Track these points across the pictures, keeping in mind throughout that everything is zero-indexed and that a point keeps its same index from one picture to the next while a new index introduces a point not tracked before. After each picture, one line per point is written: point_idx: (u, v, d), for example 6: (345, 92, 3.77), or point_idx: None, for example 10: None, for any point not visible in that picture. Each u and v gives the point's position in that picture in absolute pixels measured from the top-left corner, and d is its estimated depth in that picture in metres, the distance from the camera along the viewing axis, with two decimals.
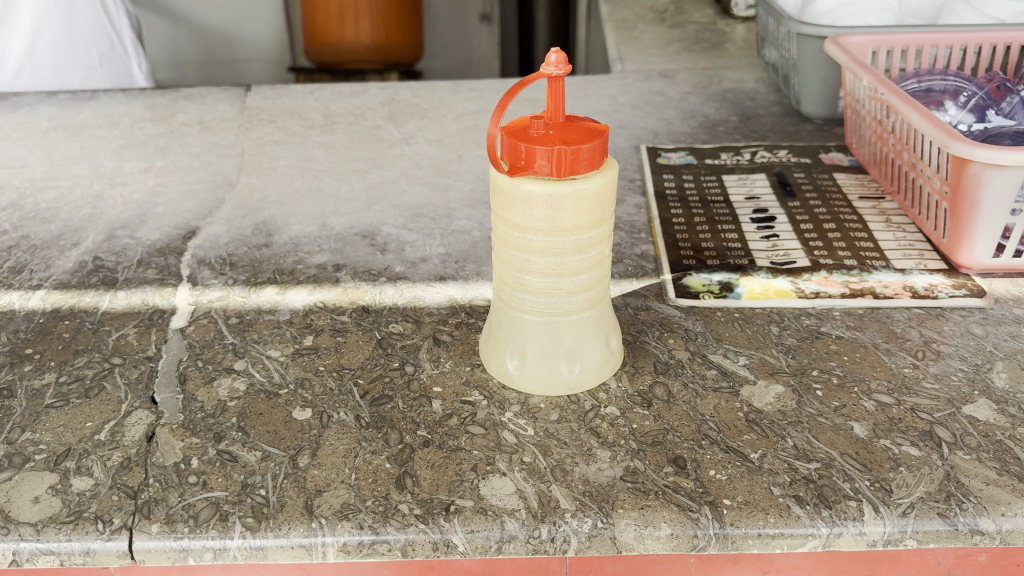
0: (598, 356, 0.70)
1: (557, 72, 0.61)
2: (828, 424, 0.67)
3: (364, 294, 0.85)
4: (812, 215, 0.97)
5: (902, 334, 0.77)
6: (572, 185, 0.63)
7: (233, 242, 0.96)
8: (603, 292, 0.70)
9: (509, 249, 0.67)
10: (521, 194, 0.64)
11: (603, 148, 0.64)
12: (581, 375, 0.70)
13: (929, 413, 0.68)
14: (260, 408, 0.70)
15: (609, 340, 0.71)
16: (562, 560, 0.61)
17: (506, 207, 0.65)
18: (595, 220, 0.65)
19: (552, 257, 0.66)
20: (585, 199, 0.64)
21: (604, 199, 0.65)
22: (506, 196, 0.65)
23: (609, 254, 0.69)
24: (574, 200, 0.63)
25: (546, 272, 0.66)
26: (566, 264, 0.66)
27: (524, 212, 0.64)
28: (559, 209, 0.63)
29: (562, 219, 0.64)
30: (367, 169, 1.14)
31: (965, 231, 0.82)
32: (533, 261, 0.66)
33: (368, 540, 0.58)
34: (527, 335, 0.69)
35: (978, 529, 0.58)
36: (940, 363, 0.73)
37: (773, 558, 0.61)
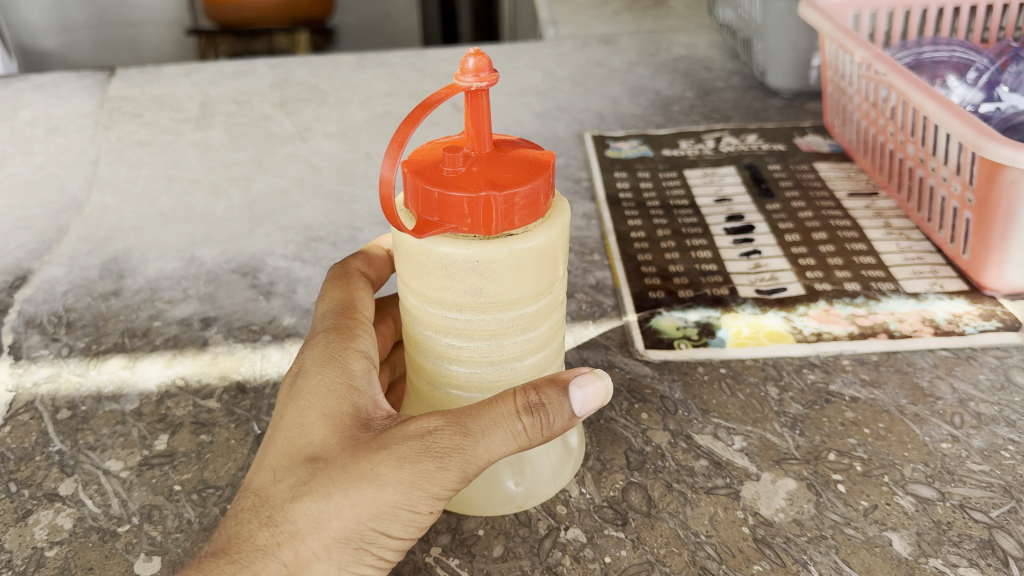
0: (555, 461, 0.53)
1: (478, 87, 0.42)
2: (859, 538, 0.50)
3: (239, 363, 0.66)
4: (796, 221, 0.80)
5: (931, 390, 0.61)
6: (506, 245, 0.44)
7: (73, 291, 0.75)
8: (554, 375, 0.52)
9: (426, 334, 0.48)
10: (437, 260, 0.45)
11: (549, 187, 0.45)
12: (533, 487, 0.52)
13: (984, 512, 0.52)
14: (89, 560, 0.51)
15: (567, 436, 0.54)
16: None
17: (418, 275, 0.46)
18: (543, 288, 0.47)
19: (488, 343, 0.47)
20: (527, 262, 0.45)
21: (552, 260, 0.46)
22: (417, 264, 0.46)
23: (563, 327, 0.51)
24: (511, 264, 0.45)
25: (479, 362, 0.48)
26: (507, 351, 0.48)
27: (442, 282, 0.45)
28: (492, 278, 0.45)
29: (498, 291, 0.45)
30: (251, 176, 0.93)
31: (995, 248, 0.66)
32: (460, 348, 0.47)
33: None
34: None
35: None
36: (984, 433, 0.57)
37: None
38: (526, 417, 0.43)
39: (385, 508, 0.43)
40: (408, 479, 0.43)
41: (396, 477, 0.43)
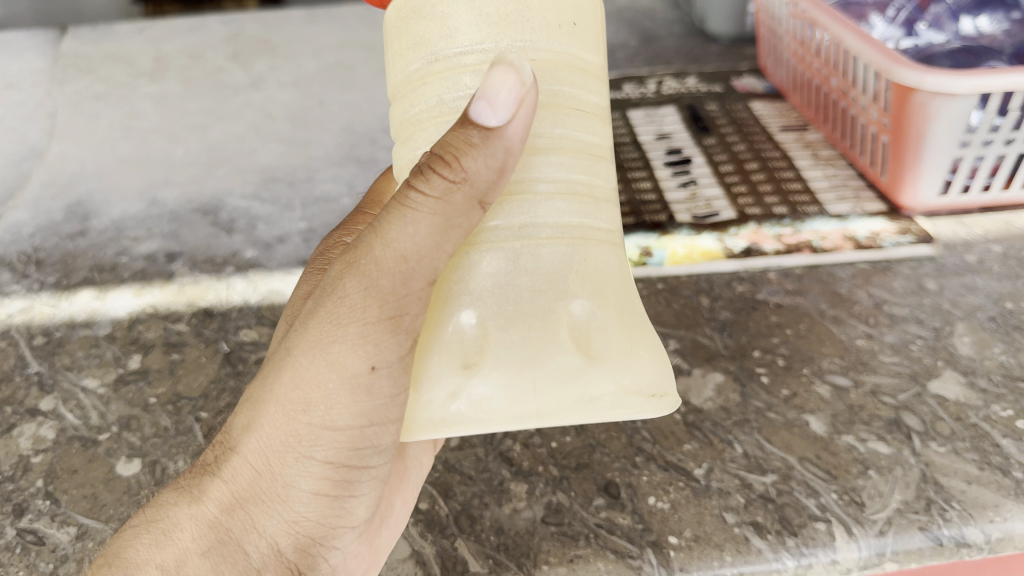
0: (534, 353, 0.38)
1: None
2: (779, 420, 0.56)
3: (206, 291, 0.69)
4: (730, 153, 0.85)
5: (849, 296, 0.67)
6: None
7: (40, 232, 0.77)
8: (600, 220, 0.40)
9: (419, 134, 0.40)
10: (436, 5, 0.38)
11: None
12: (496, 391, 0.38)
13: (892, 396, 0.58)
14: (73, 464, 0.55)
15: (566, 326, 0.39)
16: None
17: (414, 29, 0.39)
18: (575, 53, 0.39)
19: None
20: (564, 6, 0.38)
21: (590, 24, 0.40)
22: (413, 26, 0.39)
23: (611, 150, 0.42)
24: (529, 2, 0.38)
25: None
26: (537, 130, 0.39)
27: (440, 25, 0.38)
28: (507, 17, 0.38)
29: (526, 27, 0.37)
30: (208, 124, 0.95)
31: (909, 168, 0.72)
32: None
33: None
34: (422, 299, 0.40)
35: (966, 541, 0.48)
36: (896, 331, 0.63)
37: None
38: (421, 178, 0.37)
39: (311, 394, 0.39)
40: (329, 340, 0.38)
41: (309, 350, 0.39)
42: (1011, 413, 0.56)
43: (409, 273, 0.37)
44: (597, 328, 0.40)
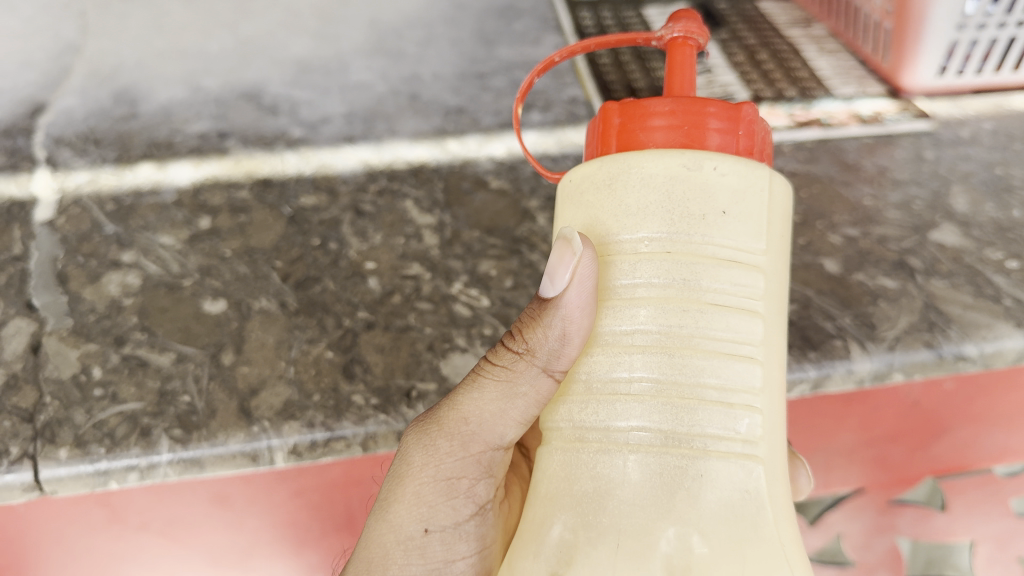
0: (626, 562, 0.38)
1: (690, 31, 0.45)
2: (797, 263, 0.63)
3: (261, 163, 0.74)
4: (742, 44, 0.90)
5: (856, 164, 0.73)
6: (708, 161, 0.42)
7: (92, 116, 0.81)
8: (736, 475, 0.40)
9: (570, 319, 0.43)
10: (614, 176, 0.43)
11: (761, 148, 0.44)
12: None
13: (897, 242, 0.64)
14: (162, 304, 0.60)
15: (670, 556, 0.38)
16: None
17: (593, 195, 0.44)
18: (741, 243, 0.41)
19: (672, 290, 0.40)
20: (736, 195, 0.42)
21: (752, 218, 0.42)
22: (584, 200, 0.45)
23: (764, 361, 0.42)
24: (711, 185, 0.41)
25: (650, 323, 0.41)
26: (687, 333, 0.40)
27: (623, 210, 0.42)
28: (681, 194, 0.41)
29: (685, 198, 0.41)
30: (236, 22, 0.99)
31: (910, 51, 0.78)
32: (627, 328, 0.41)
33: (322, 438, 0.52)
34: (543, 487, 0.43)
35: (963, 355, 0.57)
36: (899, 191, 0.70)
37: None
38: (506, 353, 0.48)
39: (391, 545, 0.50)
40: (428, 462, 0.49)
41: (415, 464, 0.49)
42: (1003, 256, 0.63)
43: (466, 439, 0.49)
44: (705, 561, 0.38)
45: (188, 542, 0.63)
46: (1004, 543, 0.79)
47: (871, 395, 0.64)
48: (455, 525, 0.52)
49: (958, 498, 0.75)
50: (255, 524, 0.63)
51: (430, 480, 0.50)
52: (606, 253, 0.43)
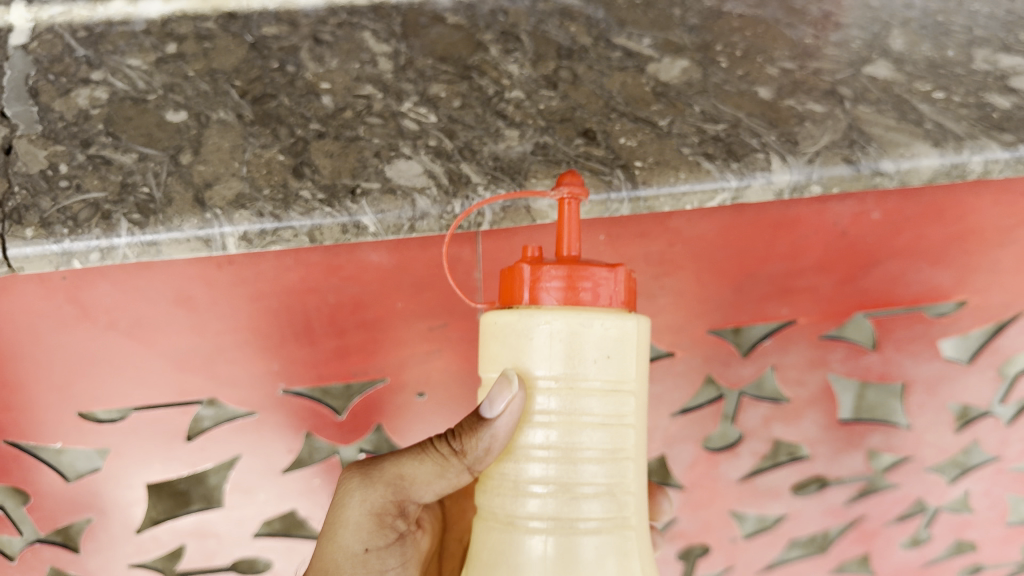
0: None
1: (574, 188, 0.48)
2: (732, 91, 0.66)
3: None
4: None
5: (802, 9, 0.75)
6: (591, 316, 0.47)
7: None
8: (616, 477, 0.49)
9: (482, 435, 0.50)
10: (520, 327, 0.48)
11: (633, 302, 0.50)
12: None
13: (831, 75, 0.67)
14: (128, 114, 0.64)
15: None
16: (473, 248, 0.66)
17: (498, 351, 0.50)
18: (622, 370, 0.49)
19: (565, 390, 0.48)
20: (615, 339, 0.48)
21: (624, 351, 0.49)
22: (497, 339, 0.50)
23: (634, 458, 0.51)
24: (592, 336, 0.47)
25: (552, 454, 0.48)
26: (591, 465, 0.48)
27: (523, 325, 0.48)
28: (577, 343, 0.47)
29: (578, 367, 0.48)
30: None
31: None
32: (534, 473, 0.49)
33: (270, 227, 0.56)
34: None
35: (880, 171, 0.60)
36: (840, 32, 0.72)
37: (678, 230, 0.68)
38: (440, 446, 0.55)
39: (342, 561, 0.59)
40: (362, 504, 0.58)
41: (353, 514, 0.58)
42: (930, 88, 0.66)
43: (397, 489, 0.57)
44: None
45: (157, 342, 0.68)
46: (931, 386, 0.86)
47: (798, 221, 0.69)
48: (386, 543, 0.61)
49: (888, 337, 0.79)
50: (219, 329, 0.68)
51: (364, 523, 0.58)
52: (519, 402, 0.48)
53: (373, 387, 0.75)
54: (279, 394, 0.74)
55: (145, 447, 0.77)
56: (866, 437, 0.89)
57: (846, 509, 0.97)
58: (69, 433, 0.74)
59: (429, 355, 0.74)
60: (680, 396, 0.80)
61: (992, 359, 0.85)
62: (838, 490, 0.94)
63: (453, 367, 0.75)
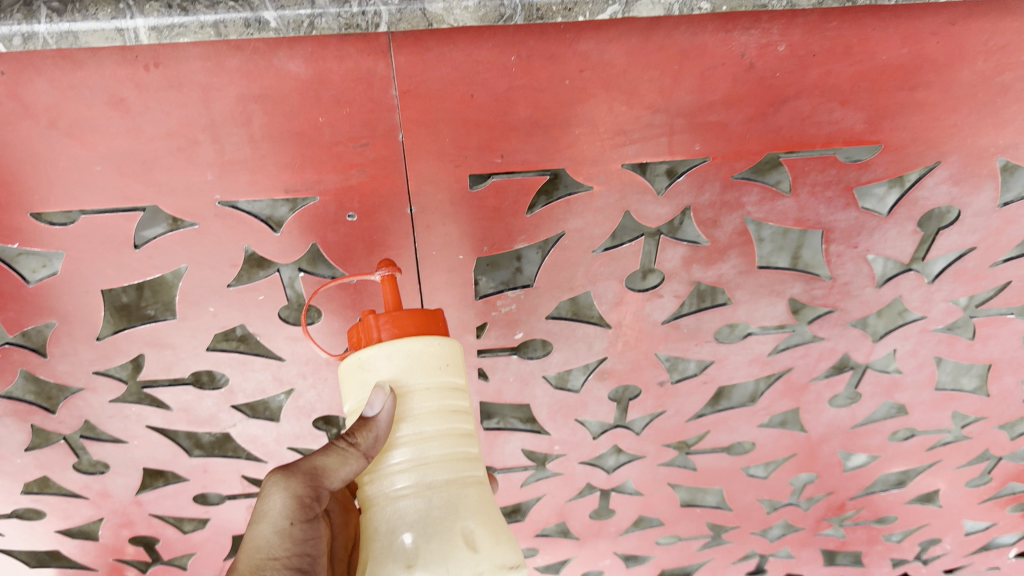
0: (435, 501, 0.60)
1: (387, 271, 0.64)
2: None
3: None
4: None
5: None
6: (418, 339, 0.63)
7: None
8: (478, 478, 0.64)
9: (369, 430, 0.60)
10: (364, 362, 0.63)
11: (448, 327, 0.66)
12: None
13: None
14: None
15: (471, 535, 0.59)
16: (387, 64, 0.67)
17: (354, 390, 0.64)
18: (459, 381, 0.65)
19: (415, 394, 0.62)
20: (443, 355, 0.64)
21: (453, 359, 0.65)
22: (352, 382, 0.64)
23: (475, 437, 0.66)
24: (425, 353, 0.63)
25: (418, 433, 0.62)
26: (441, 431, 0.62)
27: (371, 374, 0.63)
28: (414, 362, 0.63)
29: (415, 347, 0.63)
30: None
31: None
32: (396, 460, 0.62)
33: (178, 20, 0.60)
34: (372, 533, 0.60)
35: None
36: None
37: (587, 56, 0.68)
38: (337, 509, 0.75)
39: None
40: None
41: None
42: None
43: (314, 474, 0.63)
44: (493, 540, 0.60)
45: (95, 142, 0.72)
46: (849, 234, 0.88)
47: (699, 51, 0.68)
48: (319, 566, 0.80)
49: (803, 180, 0.82)
50: (154, 134, 0.72)
51: (291, 505, 0.63)
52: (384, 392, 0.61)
53: (304, 205, 0.79)
54: (217, 205, 0.79)
55: (95, 252, 0.82)
56: (788, 285, 0.94)
57: (772, 360, 1.04)
58: (25, 233, 0.79)
59: (351, 173, 0.77)
60: (597, 232, 0.86)
61: (911, 211, 0.86)
62: (761, 339, 1.01)
63: (375, 185, 0.78)
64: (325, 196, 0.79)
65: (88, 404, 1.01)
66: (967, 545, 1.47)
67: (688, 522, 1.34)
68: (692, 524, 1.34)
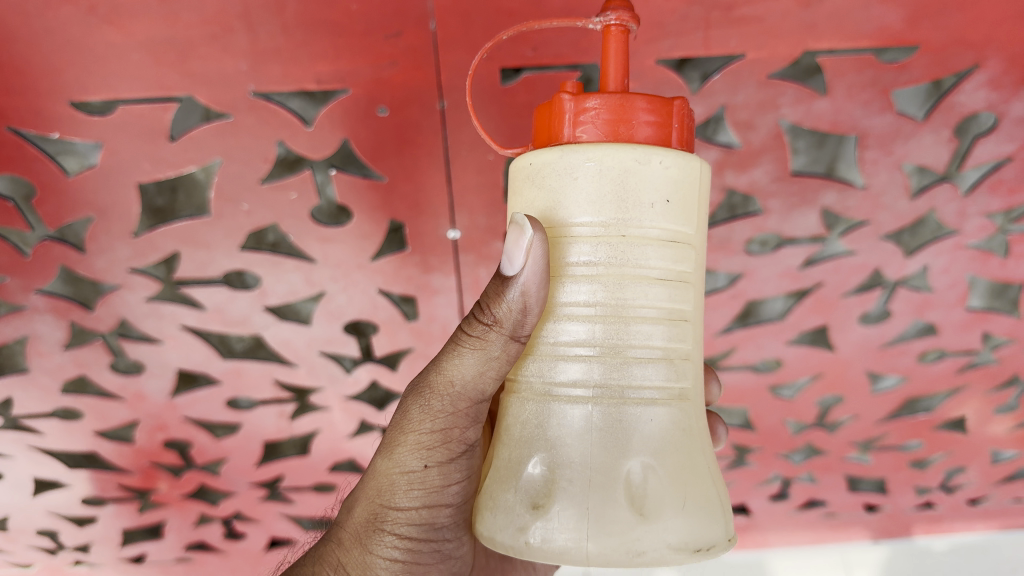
0: (603, 455, 0.52)
1: (623, 19, 0.54)
2: None
3: None
4: None
5: None
6: (632, 146, 0.53)
7: None
8: (677, 407, 0.55)
9: (506, 297, 0.55)
10: (562, 164, 0.54)
11: (688, 138, 0.56)
12: (559, 527, 0.52)
13: None
14: None
15: (625, 486, 0.52)
16: None
17: (542, 187, 0.55)
18: (667, 226, 0.54)
19: (618, 267, 0.53)
20: (666, 187, 0.53)
21: (680, 204, 0.54)
22: (540, 184, 0.55)
23: (688, 330, 0.56)
24: (642, 178, 0.53)
25: (609, 316, 0.53)
26: (615, 317, 0.53)
27: (568, 200, 0.54)
28: (630, 179, 0.52)
29: (632, 181, 0.52)
30: None
31: None
32: (572, 336, 0.54)
33: None
34: (513, 440, 0.56)
35: None
36: None
37: None
38: None
39: None
40: None
41: None
42: None
43: (453, 397, 0.63)
44: (657, 499, 0.53)
45: (132, 29, 0.73)
46: (884, 141, 0.87)
47: None
48: None
49: (839, 80, 0.80)
50: (190, 21, 0.73)
51: (422, 444, 0.66)
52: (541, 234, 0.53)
53: (336, 98, 0.79)
54: (251, 96, 0.79)
55: (132, 144, 0.83)
56: (820, 193, 0.93)
57: (803, 274, 1.04)
58: (64, 121, 0.81)
59: (382, 66, 0.77)
60: None
61: (947, 117, 0.84)
62: (792, 251, 1.01)
63: (406, 78, 0.78)
64: (356, 89, 0.79)
65: (124, 302, 1.03)
66: (992, 474, 1.48)
67: None
68: (716, 445, 1.35)
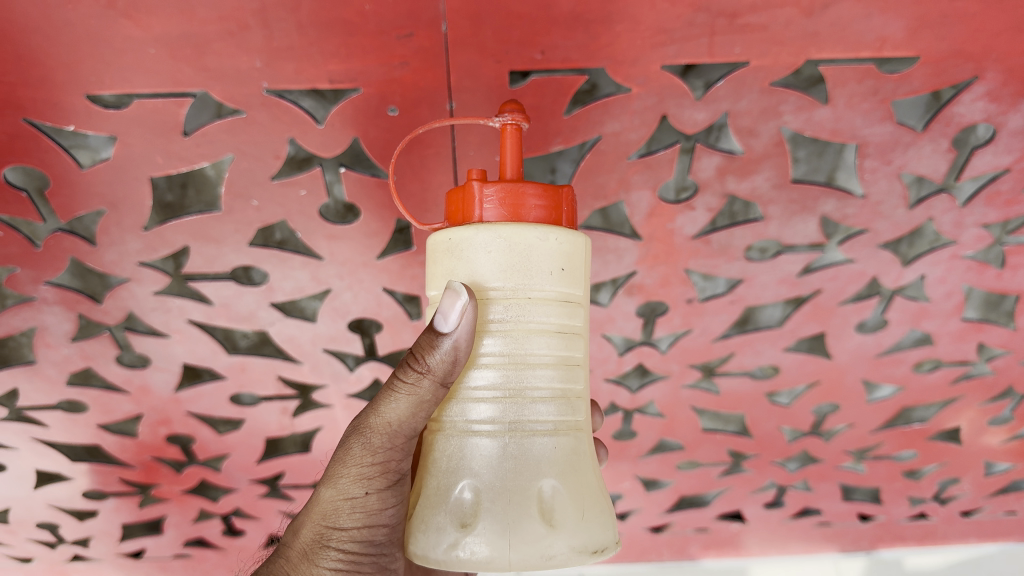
0: (518, 478, 0.60)
1: (517, 120, 0.63)
2: None
3: None
4: None
5: None
6: (527, 227, 0.61)
7: None
8: (573, 437, 0.63)
9: (437, 351, 0.60)
10: (473, 240, 0.61)
11: (572, 219, 0.65)
12: (484, 545, 0.58)
13: None
14: None
15: (537, 503, 0.60)
16: None
17: (456, 261, 0.62)
18: (561, 290, 0.63)
19: (524, 321, 0.61)
20: (558, 258, 0.62)
21: (571, 271, 0.63)
22: (453, 259, 0.63)
23: (579, 374, 0.64)
24: (540, 252, 0.61)
25: (518, 363, 0.61)
26: (524, 363, 0.61)
27: (481, 269, 0.61)
28: (531, 252, 0.61)
29: (531, 253, 0.61)
30: None
31: None
32: (488, 383, 0.61)
33: None
34: (437, 472, 0.62)
35: None
36: None
37: None
38: None
39: None
40: None
41: None
42: None
43: (390, 436, 0.66)
44: (563, 511, 0.61)
45: (150, 25, 0.75)
46: (883, 151, 0.89)
47: None
48: None
49: (840, 90, 0.82)
50: (205, 17, 0.74)
51: (362, 475, 0.68)
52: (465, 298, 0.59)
53: (347, 97, 0.81)
54: (264, 93, 0.81)
55: (145, 138, 0.85)
56: (819, 202, 0.95)
57: (801, 281, 1.06)
58: (80, 114, 0.82)
59: (394, 66, 0.79)
60: (633, 138, 0.87)
61: (946, 128, 0.86)
62: (792, 258, 1.02)
63: (416, 78, 0.80)
64: (368, 88, 0.81)
65: (132, 295, 1.05)
66: (985, 486, 1.50)
67: (708, 449, 1.36)
68: (712, 451, 1.36)
